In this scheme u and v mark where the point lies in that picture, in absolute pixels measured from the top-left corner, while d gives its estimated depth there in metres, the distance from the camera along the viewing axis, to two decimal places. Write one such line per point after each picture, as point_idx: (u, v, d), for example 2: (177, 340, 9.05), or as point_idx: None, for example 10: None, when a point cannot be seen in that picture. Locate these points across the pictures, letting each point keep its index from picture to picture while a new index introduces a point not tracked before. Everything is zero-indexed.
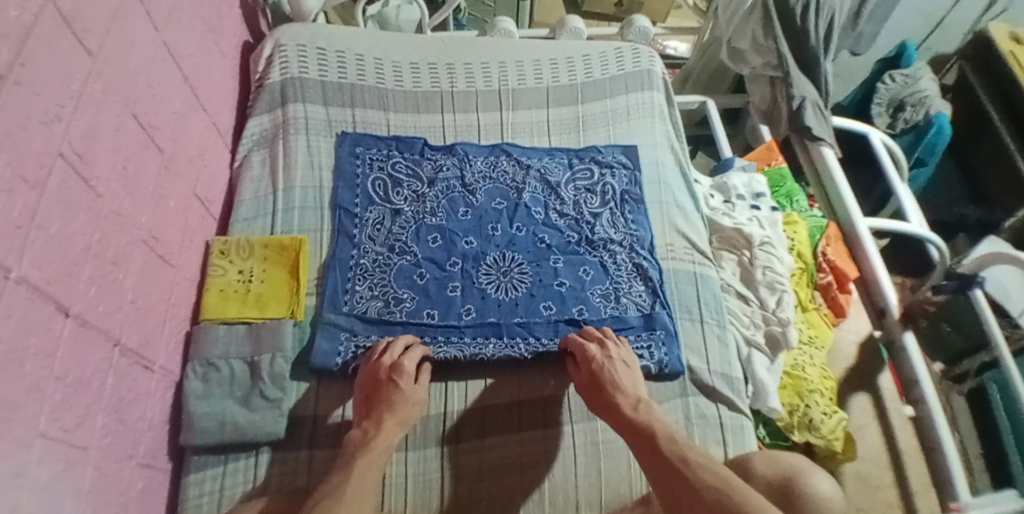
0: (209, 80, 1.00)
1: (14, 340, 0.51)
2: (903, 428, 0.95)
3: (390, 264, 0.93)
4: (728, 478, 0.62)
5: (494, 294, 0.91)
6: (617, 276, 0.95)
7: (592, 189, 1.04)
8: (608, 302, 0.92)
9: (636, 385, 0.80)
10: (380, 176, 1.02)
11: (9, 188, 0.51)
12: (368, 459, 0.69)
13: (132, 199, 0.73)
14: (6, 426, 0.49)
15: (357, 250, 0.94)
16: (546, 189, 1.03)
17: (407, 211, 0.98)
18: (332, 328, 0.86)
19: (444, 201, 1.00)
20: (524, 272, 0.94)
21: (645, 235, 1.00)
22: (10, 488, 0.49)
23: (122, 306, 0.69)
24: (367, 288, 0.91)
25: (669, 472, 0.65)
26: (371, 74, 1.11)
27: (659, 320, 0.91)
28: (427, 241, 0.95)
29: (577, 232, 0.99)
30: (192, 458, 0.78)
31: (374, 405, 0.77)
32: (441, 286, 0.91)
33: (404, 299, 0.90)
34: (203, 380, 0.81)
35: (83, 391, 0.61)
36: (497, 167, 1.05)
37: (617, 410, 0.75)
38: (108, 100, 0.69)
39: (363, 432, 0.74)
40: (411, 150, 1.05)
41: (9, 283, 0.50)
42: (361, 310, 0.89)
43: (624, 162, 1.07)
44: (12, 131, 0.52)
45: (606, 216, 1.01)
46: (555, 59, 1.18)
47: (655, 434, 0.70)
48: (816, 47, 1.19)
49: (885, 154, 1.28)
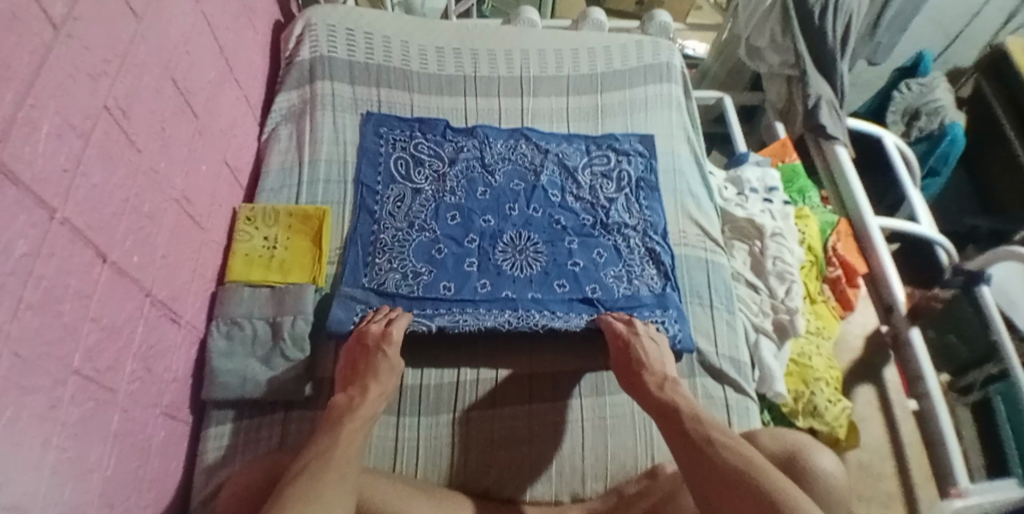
0: (242, 54, 1.04)
1: (56, 279, 0.54)
2: (904, 420, 0.99)
3: (409, 240, 0.95)
4: (751, 458, 0.61)
5: (509, 270, 0.94)
6: (630, 259, 0.97)
7: (608, 174, 1.06)
8: (621, 282, 0.94)
9: (664, 364, 0.81)
10: (402, 155, 1.04)
11: (57, 135, 0.55)
12: (353, 425, 0.68)
13: (166, 160, 0.76)
14: (44, 361, 0.52)
15: (377, 226, 0.96)
16: (563, 173, 1.06)
17: (428, 190, 1.01)
18: (349, 299, 0.88)
19: (463, 181, 1.02)
20: (539, 250, 0.96)
21: (659, 221, 1.02)
22: (40, 419, 0.52)
23: (153, 260, 0.72)
24: (386, 261, 0.93)
25: (691, 449, 0.64)
26: (397, 55, 1.15)
27: (671, 300, 0.93)
28: (446, 219, 0.98)
29: (592, 216, 1.01)
30: (213, 412, 0.81)
31: (359, 371, 0.78)
32: (458, 261, 0.94)
33: (422, 272, 0.92)
34: (227, 337, 0.83)
35: (115, 336, 0.64)
36: (516, 150, 1.08)
37: (644, 388, 0.77)
38: (149, 63, 0.73)
39: (348, 398, 0.74)
40: (433, 131, 1.08)
41: (52, 224, 0.54)
42: (380, 282, 0.91)
43: (640, 150, 1.10)
44: (63, 82, 0.56)
45: (621, 201, 1.03)
46: (577, 49, 1.20)
47: (680, 411, 0.70)
48: (833, 47, 1.20)
49: (898, 157, 1.34)
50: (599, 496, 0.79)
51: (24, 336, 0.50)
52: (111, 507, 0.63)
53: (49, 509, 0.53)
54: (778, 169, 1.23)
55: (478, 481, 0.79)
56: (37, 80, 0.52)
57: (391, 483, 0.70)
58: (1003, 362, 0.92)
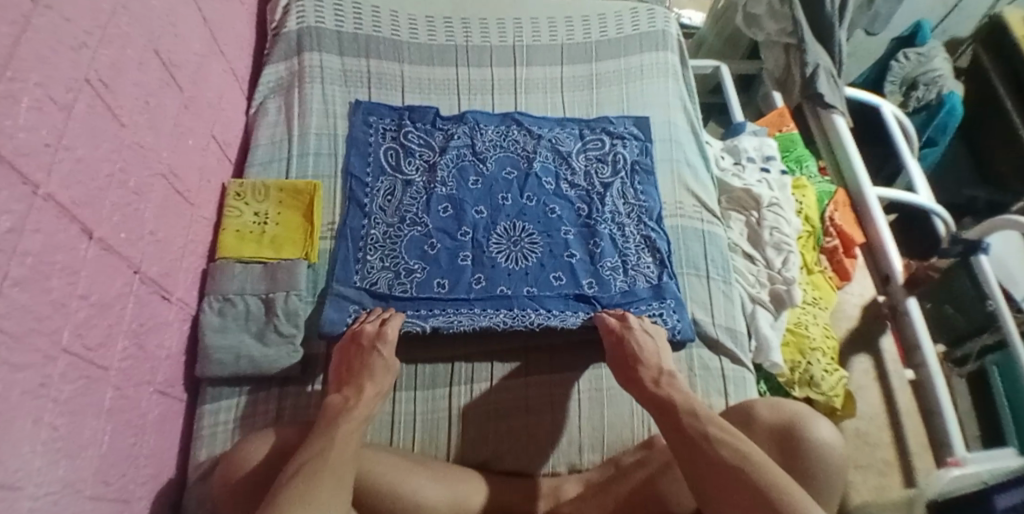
0: (227, 25, 1.01)
1: (42, 254, 0.53)
2: (902, 389, 1.00)
3: (401, 236, 0.92)
4: (749, 454, 0.59)
5: (504, 263, 0.91)
6: (625, 249, 0.94)
7: (603, 158, 1.04)
8: (617, 274, 0.91)
9: (661, 356, 0.78)
10: (392, 145, 1.01)
11: (39, 109, 0.53)
12: (350, 427, 0.65)
13: (153, 134, 0.74)
14: (33, 337, 0.51)
15: (367, 220, 0.93)
16: (556, 158, 1.03)
17: (418, 182, 0.98)
18: (341, 299, 0.85)
19: (454, 170, 0.99)
20: (534, 241, 0.93)
21: (654, 205, 0.99)
22: (30, 398, 0.51)
23: (142, 236, 0.71)
24: (378, 259, 0.90)
25: (688, 447, 0.62)
26: (387, 25, 1.12)
27: (668, 290, 0.90)
28: (438, 211, 0.95)
29: (587, 204, 0.98)
30: (208, 389, 0.81)
31: (353, 372, 0.75)
32: (451, 256, 0.91)
33: (415, 270, 0.89)
34: (220, 314, 0.83)
35: (106, 312, 0.63)
36: (507, 136, 1.04)
37: (640, 384, 0.74)
38: (132, 34, 0.70)
39: (343, 399, 0.70)
40: (423, 120, 1.04)
41: (36, 199, 0.52)
42: (372, 281, 0.88)
43: (636, 134, 1.06)
44: (43, 54, 0.53)
45: (617, 186, 1.01)
46: (570, 18, 1.18)
47: (676, 406, 0.68)
48: (831, 14, 1.18)
49: (895, 127, 1.32)
50: (595, 467, 0.79)
51: (12, 313, 0.48)
52: (107, 484, 0.63)
53: (44, 486, 0.53)
54: (776, 138, 1.22)
55: (476, 454, 0.79)
56: (16, 52, 0.50)
57: (389, 455, 0.70)
58: (1000, 332, 0.89)
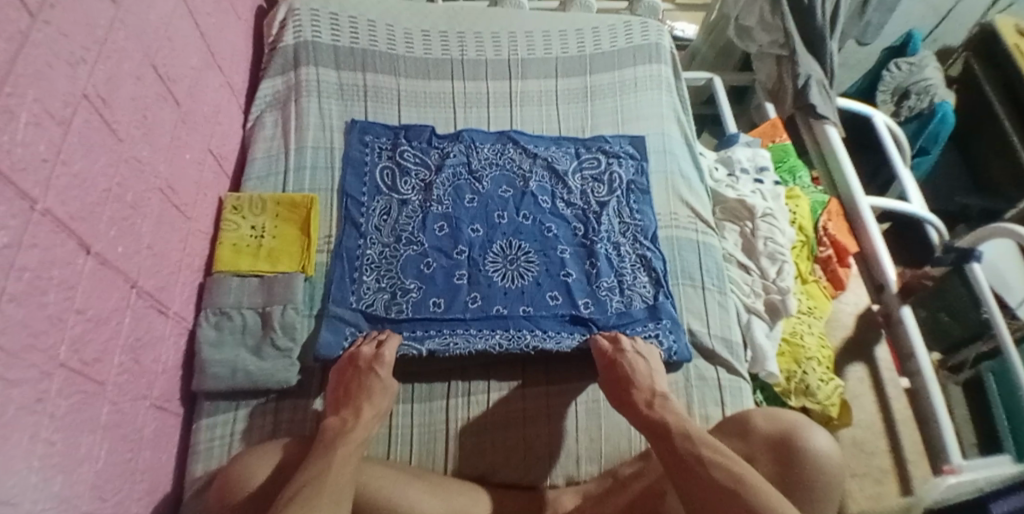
0: (224, 40, 1.02)
1: (40, 269, 0.53)
2: (897, 397, 1.01)
3: (396, 256, 0.92)
4: (742, 475, 0.59)
5: (500, 282, 0.91)
6: (621, 268, 0.94)
7: (599, 178, 1.04)
8: (613, 294, 0.92)
9: (654, 377, 0.78)
10: (388, 164, 1.01)
11: (36, 124, 0.53)
12: (347, 449, 0.65)
13: (149, 148, 0.74)
14: (29, 353, 0.51)
15: (363, 240, 0.93)
16: (552, 177, 1.03)
17: (414, 201, 0.98)
18: (337, 321, 0.85)
19: (449, 189, 1.00)
20: (530, 260, 0.93)
21: (649, 224, 1.00)
22: (25, 415, 0.51)
23: (139, 250, 0.71)
24: (374, 280, 0.90)
25: (682, 470, 0.63)
26: (383, 39, 1.13)
27: (664, 309, 0.90)
28: (434, 230, 0.95)
29: (582, 223, 0.99)
30: (205, 404, 0.81)
31: (350, 395, 0.75)
32: (447, 275, 0.91)
33: (410, 290, 0.89)
34: (217, 328, 0.83)
35: (102, 327, 0.63)
36: (503, 154, 1.05)
37: (634, 406, 0.75)
38: (129, 48, 0.71)
39: (341, 421, 0.70)
40: (418, 138, 1.05)
41: (33, 214, 0.52)
42: (368, 303, 0.88)
43: (631, 152, 1.07)
44: (40, 69, 0.54)
45: (613, 204, 1.01)
46: (565, 31, 1.20)
47: (670, 430, 0.68)
48: (822, 27, 1.20)
49: (888, 137, 1.33)
50: (593, 478, 0.79)
51: (8, 328, 0.48)
52: (103, 500, 0.62)
53: (39, 502, 0.52)
54: (769, 149, 1.23)
55: (473, 465, 0.79)
56: (14, 68, 0.50)
57: (386, 468, 0.70)
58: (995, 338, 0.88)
